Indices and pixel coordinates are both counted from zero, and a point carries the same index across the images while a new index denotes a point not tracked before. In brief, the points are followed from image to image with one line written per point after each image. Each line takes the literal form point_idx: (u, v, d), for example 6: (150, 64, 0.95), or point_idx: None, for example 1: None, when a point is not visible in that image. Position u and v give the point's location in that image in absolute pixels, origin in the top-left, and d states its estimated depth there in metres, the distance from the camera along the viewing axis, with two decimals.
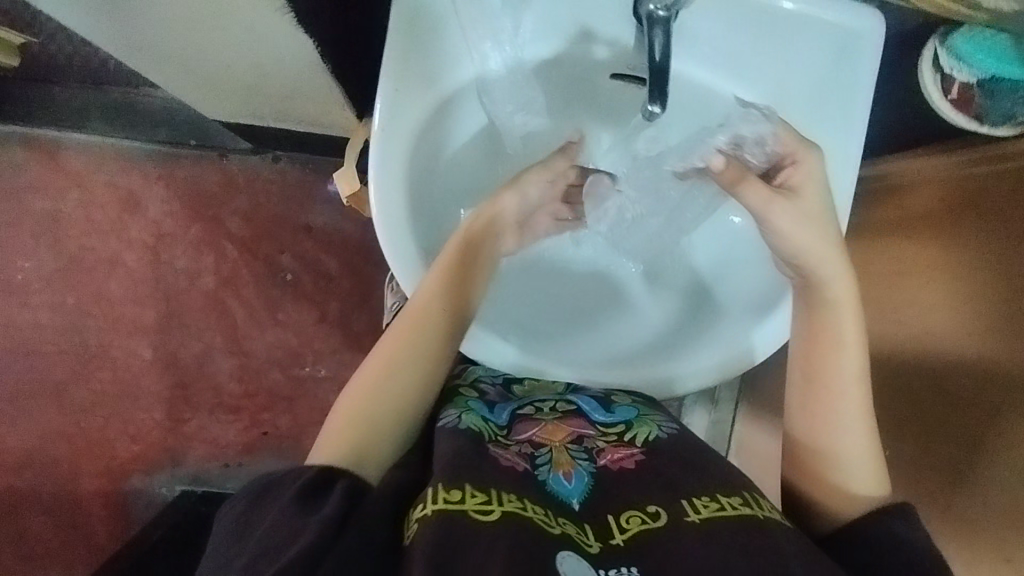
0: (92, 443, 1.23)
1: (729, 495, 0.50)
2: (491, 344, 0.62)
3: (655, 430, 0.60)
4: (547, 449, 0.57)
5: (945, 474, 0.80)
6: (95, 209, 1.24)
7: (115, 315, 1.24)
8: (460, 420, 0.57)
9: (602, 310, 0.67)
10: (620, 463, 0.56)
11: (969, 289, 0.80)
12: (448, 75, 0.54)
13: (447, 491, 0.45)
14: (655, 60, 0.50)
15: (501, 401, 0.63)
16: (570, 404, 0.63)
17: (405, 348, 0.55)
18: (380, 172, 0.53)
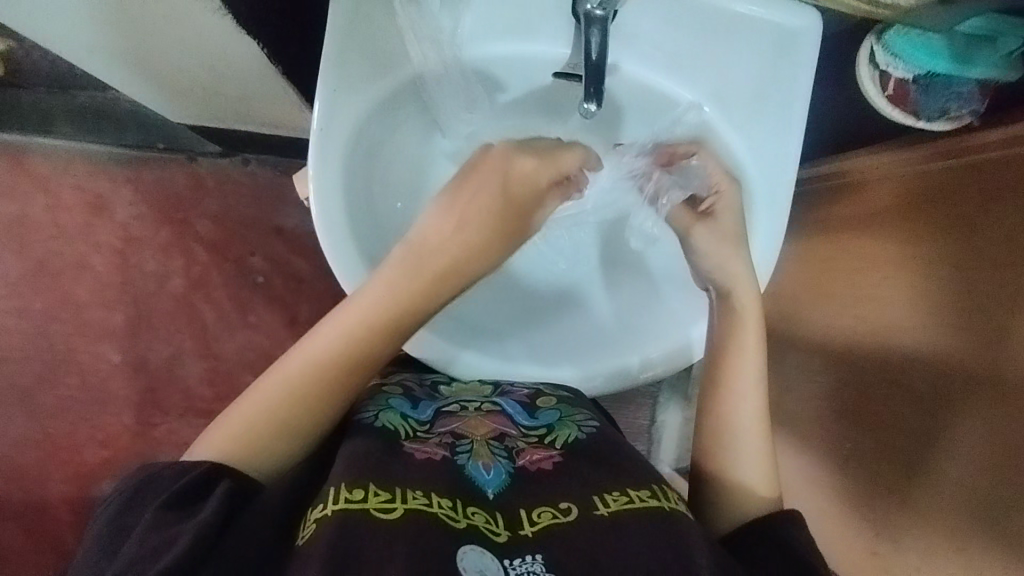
0: (61, 449, 1.22)
1: (638, 488, 0.53)
2: (438, 342, 0.63)
3: (575, 432, 0.61)
4: (468, 441, 0.58)
5: (902, 468, 0.81)
6: (62, 213, 1.23)
7: (82, 319, 1.23)
8: (376, 418, 0.58)
9: (554, 306, 0.68)
10: (538, 465, 0.56)
11: (926, 285, 0.81)
12: (390, 72, 0.55)
13: (349, 490, 0.46)
14: (592, 59, 0.51)
15: (426, 399, 0.64)
16: (495, 405, 0.64)
17: (337, 365, 0.54)
18: (317, 171, 0.54)
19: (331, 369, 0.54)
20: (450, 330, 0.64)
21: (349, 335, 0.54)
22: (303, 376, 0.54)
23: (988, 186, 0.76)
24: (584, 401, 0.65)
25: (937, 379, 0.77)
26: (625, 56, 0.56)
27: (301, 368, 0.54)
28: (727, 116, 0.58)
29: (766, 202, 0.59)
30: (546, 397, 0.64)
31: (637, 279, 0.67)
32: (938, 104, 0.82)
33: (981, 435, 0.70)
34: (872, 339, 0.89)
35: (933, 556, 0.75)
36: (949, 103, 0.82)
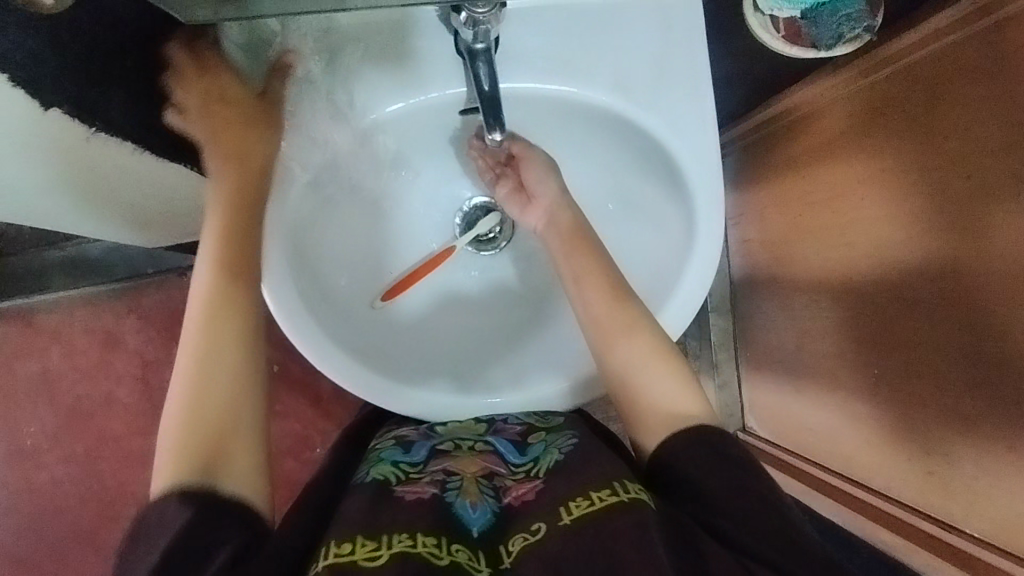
0: None
1: (600, 488, 0.54)
2: (426, 397, 0.67)
3: (557, 456, 0.62)
4: (458, 477, 0.60)
5: (930, 379, 0.79)
6: (80, 357, 1.28)
7: (123, 451, 1.28)
8: (368, 474, 0.60)
9: (522, 332, 0.72)
10: (522, 498, 0.58)
11: (902, 191, 0.80)
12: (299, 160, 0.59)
13: (338, 545, 0.48)
14: (485, 91, 0.53)
15: (421, 439, 0.66)
16: (488, 445, 0.65)
17: (212, 362, 0.53)
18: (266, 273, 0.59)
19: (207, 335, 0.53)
20: (436, 384, 0.68)
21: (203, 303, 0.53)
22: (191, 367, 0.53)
23: (936, 87, 0.75)
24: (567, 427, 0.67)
25: (938, 284, 0.76)
26: (515, 77, 0.58)
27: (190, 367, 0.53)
28: (633, 102, 0.59)
29: (692, 171, 0.61)
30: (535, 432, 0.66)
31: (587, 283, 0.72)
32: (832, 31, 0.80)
33: (991, 328, 0.69)
34: (862, 262, 0.88)
35: (987, 457, 0.73)
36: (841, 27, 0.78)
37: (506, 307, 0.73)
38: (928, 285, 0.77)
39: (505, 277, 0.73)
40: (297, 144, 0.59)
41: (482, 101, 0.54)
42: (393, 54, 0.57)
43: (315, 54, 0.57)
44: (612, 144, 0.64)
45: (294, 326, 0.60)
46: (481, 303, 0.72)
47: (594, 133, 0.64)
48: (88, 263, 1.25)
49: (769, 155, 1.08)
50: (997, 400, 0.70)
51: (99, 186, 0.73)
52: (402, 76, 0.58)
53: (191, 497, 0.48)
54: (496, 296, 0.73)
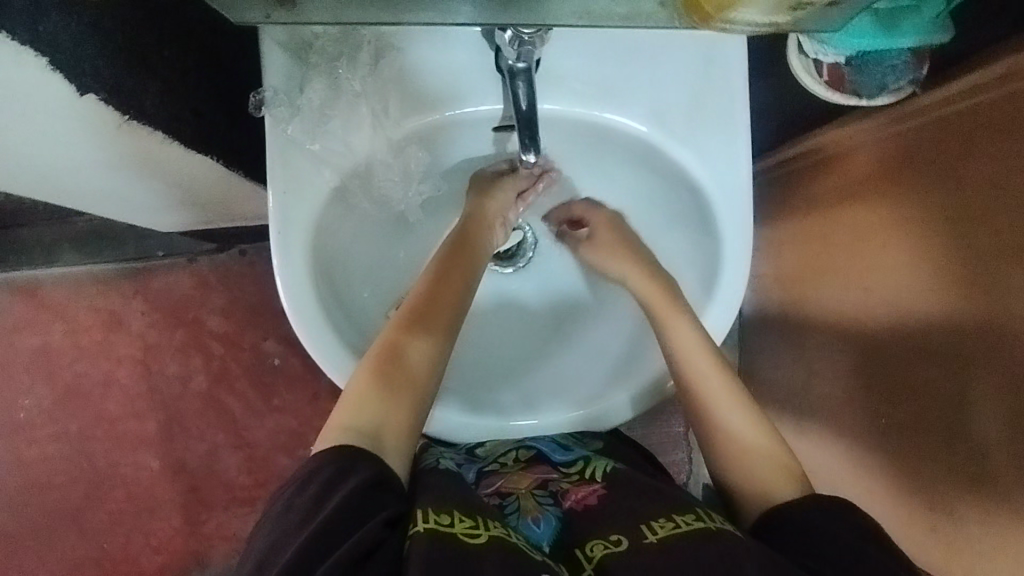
0: (118, 561, 1.26)
1: (683, 513, 0.52)
2: (439, 418, 0.66)
3: (612, 462, 0.64)
4: (514, 497, 0.61)
5: (944, 435, 0.77)
6: (82, 335, 1.28)
7: (117, 433, 1.27)
8: (438, 463, 0.60)
9: (538, 356, 0.71)
10: (583, 501, 0.58)
11: (928, 244, 0.78)
12: (331, 166, 0.56)
13: (437, 514, 0.48)
14: (522, 110, 0.53)
15: (467, 461, 0.66)
16: (531, 450, 0.67)
17: (379, 398, 0.55)
18: (285, 279, 0.56)
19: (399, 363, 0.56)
20: (448, 402, 0.67)
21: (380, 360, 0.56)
22: (366, 393, 0.55)
23: (961, 140, 0.73)
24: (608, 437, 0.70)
25: (957, 340, 0.74)
26: (551, 99, 0.57)
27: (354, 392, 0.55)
28: (669, 135, 0.59)
29: (726, 206, 0.60)
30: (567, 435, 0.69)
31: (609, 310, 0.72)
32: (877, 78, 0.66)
33: (1002, 390, 0.69)
34: (881, 310, 0.87)
35: (990, 520, 0.71)
36: (889, 78, 0.65)
37: (522, 330, 0.72)
38: (947, 340, 0.76)
39: (520, 298, 0.73)
40: (331, 147, 0.56)
41: (518, 119, 0.53)
42: (437, 68, 0.56)
43: (357, 59, 0.56)
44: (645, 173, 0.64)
45: (310, 337, 0.57)
46: (498, 321, 0.72)
47: (628, 161, 0.63)
48: (99, 242, 1.24)
49: (795, 190, 1.06)
50: (1004, 464, 0.69)
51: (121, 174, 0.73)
52: (443, 87, 0.56)
53: (354, 455, 0.50)
54: (515, 318, 0.72)
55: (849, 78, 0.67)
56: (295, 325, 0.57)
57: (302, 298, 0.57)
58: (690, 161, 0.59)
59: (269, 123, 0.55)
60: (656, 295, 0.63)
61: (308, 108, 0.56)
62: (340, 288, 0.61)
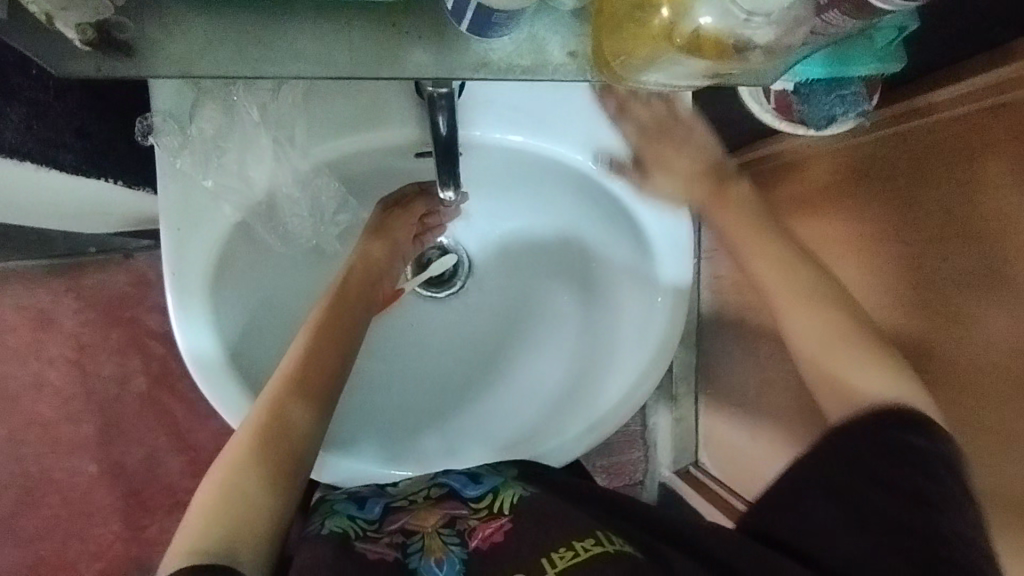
0: (54, 569, 1.21)
1: (582, 538, 0.55)
2: (346, 465, 0.64)
3: (520, 490, 0.62)
4: (419, 536, 0.59)
5: None
6: (8, 334, 1.20)
7: (50, 437, 1.21)
8: (323, 525, 0.57)
9: (467, 390, 0.70)
10: (491, 540, 0.58)
11: (883, 262, 0.73)
12: (228, 202, 0.52)
13: None
14: (442, 137, 0.49)
15: (373, 495, 0.64)
16: (443, 487, 0.65)
17: (233, 492, 0.48)
18: (182, 329, 0.52)
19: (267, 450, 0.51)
20: (364, 449, 0.66)
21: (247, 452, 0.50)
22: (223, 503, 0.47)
23: (905, 161, 0.70)
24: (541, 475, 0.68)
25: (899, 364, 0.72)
26: (485, 127, 0.56)
27: (207, 507, 0.48)
28: (608, 166, 0.58)
29: (666, 245, 0.60)
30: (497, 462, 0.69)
31: (546, 335, 0.70)
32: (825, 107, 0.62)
33: (963, 418, 0.64)
34: None
35: None
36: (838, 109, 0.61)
37: (449, 361, 0.70)
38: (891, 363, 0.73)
39: (454, 321, 0.71)
40: (227, 183, 0.52)
41: (439, 146, 0.50)
42: (347, 93, 0.51)
43: (255, 83, 0.52)
44: (582, 211, 0.64)
45: (215, 391, 0.54)
46: (426, 349, 0.70)
47: (566, 188, 0.63)
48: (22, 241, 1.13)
49: None
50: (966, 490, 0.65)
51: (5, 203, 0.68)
52: (354, 115, 0.52)
53: (211, 566, 0.42)
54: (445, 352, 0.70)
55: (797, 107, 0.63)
56: (197, 378, 0.54)
57: (202, 351, 0.53)
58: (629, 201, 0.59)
59: (159, 157, 0.51)
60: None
61: (199, 139, 0.51)
62: (252, 330, 0.58)
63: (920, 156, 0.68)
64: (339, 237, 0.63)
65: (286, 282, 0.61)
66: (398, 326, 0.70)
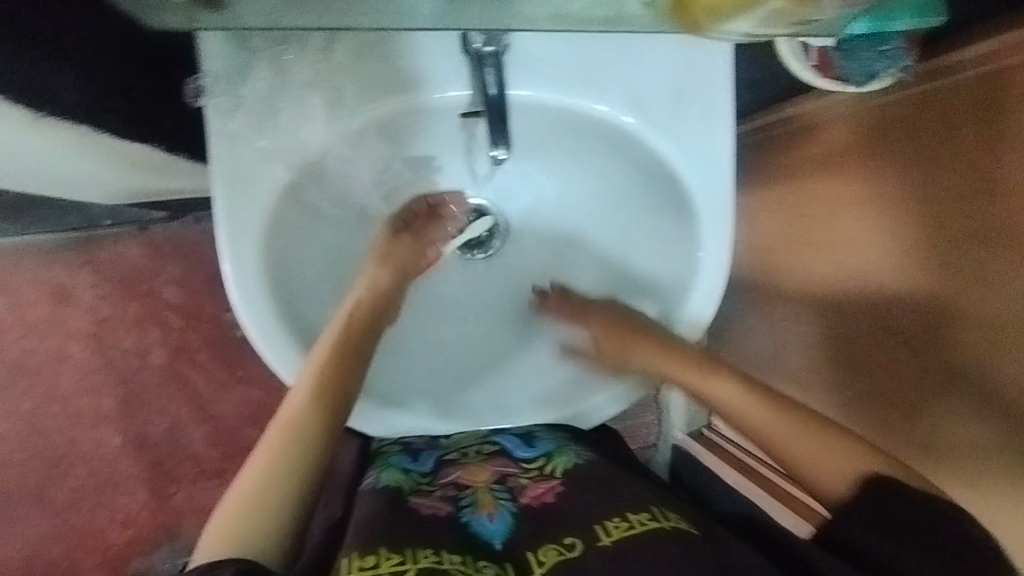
0: (85, 538, 1.23)
1: (638, 512, 0.59)
2: (392, 416, 0.65)
3: (573, 459, 0.68)
4: (470, 491, 0.66)
5: (904, 407, 0.77)
6: (26, 309, 1.22)
7: (74, 410, 1.23)
8: (380, 479, 0.65)
9: (505, 355, 0.69)
10: (541, 499, 0.65)
11: (906, 224, 0.73)
12: (278, 164, 0.54)
13: (361, 558, 0.52)
14: (490, 96, 0.51)
15: (427, 448, 0.72)
16: (495, 443, 0.71)
17: (274, 478, 0.55)
18: (240, 286, 0.56)
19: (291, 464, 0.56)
20: (414, 405, 0.66)
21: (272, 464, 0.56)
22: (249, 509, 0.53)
23: (930, 126, 0.70)
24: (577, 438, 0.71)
25: (921, 320, 0.73)
26: (530, 85, 0.56)
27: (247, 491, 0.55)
28: (652, 125, 0.58)
29: (708, 204, 0.60)
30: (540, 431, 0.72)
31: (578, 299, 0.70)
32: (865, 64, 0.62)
33: (983, 375, 0.66)
34: (852, 283, 0.82)
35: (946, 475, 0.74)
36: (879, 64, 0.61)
37: (480, 326, 0.69)
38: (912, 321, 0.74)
39: (476, 285, 0.70)
40: (281, 144, 0.54)
41: (489, 107, 0.52)
42: (394, 53, 0.53)
43: (307, 40, 0.52)
44: (614, 178, 0.64)
45: (274, 346, 0.59)
46: (458, 315, 0.70)
47: (603, 150, 0.62)
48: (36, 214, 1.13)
49: (766, 157, 0.97)
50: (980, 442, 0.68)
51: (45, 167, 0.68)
52: (404, 74, 0.54)
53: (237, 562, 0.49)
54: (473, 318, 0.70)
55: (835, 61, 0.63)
56: (255, 333, 0.58)
57: (258, 309, 0.57)
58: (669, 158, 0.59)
59: (211, 119, 0.53)
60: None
61: (254, 98, 0.53)
62: (302, 288, 0.61)
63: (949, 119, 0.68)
64: (383, 199, 0.64)
65: (331, 241, 0.63)
66: (426, 293, 0.70)
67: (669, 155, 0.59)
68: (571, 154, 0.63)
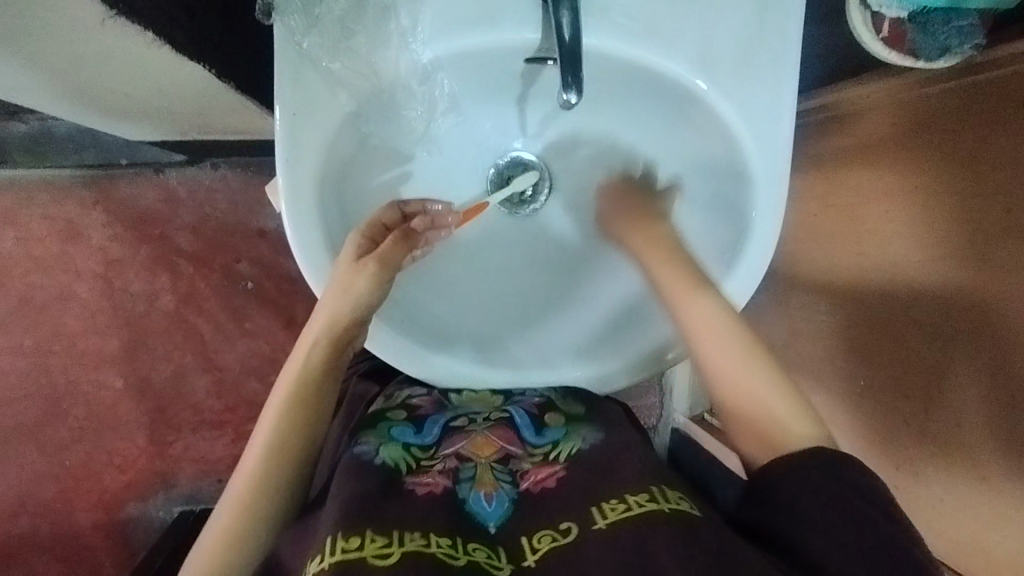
0: (80, 480, 1.21)
1: (636, 493, 0.55)
2: (430, 361, 0.63)
3: (579, 444, 0.64)
4: (473, 464, 0.61)
5: (915, 404, 0.69)
6: (35, 244, 1.20)
7: (77, 350, 1.21)
8: (378, 454, 0.59)
9: (535, 309, 0.68)
10: (543, 484, 0.60)
11: (931, 210, 0.67)
12: (344, 90, 0.55)
13: (346, 539, 0.48)
14: (566, 41, 0.50)
15: (434, 412, 0.65)
16: (505, 413, 0.66)
17: (261, 493, 0.56)
18: (292, 208, 0.55)
19: (252, 509, 0.55)
20: (457, 351, 0.65)
21: (235, 509, 0.55)
22: (213, 572, 0.53)
23: (968, 114, 0.64)
24: (589, 419, 0.66)
25: (938, 316, 0.65)
26: (599, 32, 0.56)
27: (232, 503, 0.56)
28: (715, 79, 0.58)
29: (762, 165, 0.59)
30: (554, 414, 0.66)
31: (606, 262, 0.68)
32: (940, 40, 0.67)
33: (994, 370, 0.59)
34: (873, 275, 0.75)
35: (958, 485, 0.65)
36: (953, 40, 0.66)
37: (502, 277, 0.68)
38: (933, 320, 0.66)
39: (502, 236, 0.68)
40: (350, 68, 0.56)
41: (562, 52, 0.51)
42: None
43: None
44: (667, 133, 0.63)
45: (318, 278, 0.57)
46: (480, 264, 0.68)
47: (660, 106, 0.62)
48: (53, 146, 1.13)
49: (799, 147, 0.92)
50: (988, 444, 0.60)
51: (97, 74, 0.67)
52: (478, 8, 0.54)
53: None
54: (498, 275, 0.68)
55: (910, 36, 0.69)
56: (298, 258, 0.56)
57: (308, 231, 0.56)
58: (725, 111, 0.58)
59: (278, 36, 0.53)
60: (673, 279, 0.59)
61: (327, 24, 0.55)
62: (354, 225, 0.61)
63: (991, 100, 0.62)
64: (442, 141, 0.63)
65: (380, 180, 0.62)
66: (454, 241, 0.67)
67: (727, 110, 0.58)
68: (625, 107, 0.63)
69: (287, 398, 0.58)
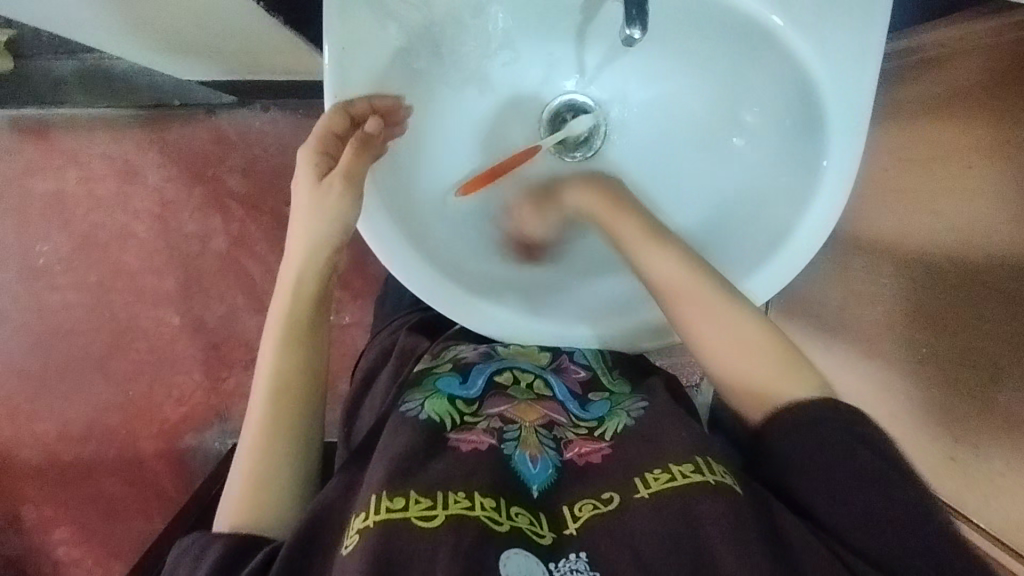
0: (141, 410, 1.27)
1: (681, 463, 0.53)
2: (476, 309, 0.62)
3: (625, 420, 0.62)
4: (516, 426, 0.60)
5: (980, 371, 0.65)
6: (96, 183, 1.24)
7: (137, 287, 1.26)
8: (422, 410, 0.60)
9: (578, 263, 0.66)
10: (587, 457, 0.58)
11: (1013, 166, 0.61)
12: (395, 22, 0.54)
13: (390, 499, 0.48)
14: None
15: (479, 365, 0.67)
16: (548, 386, 0.66)
17: (279, 427, 0.57)
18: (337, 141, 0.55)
19: (270, 447, 0.56)
20: (503, 301, 0.63)
21: (255, 451, 0.56)
22: (244, 518, 0.53)
23: None
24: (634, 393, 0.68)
25: (1017, 284, 0.60)
26: None
27: (253, 449, 0.56)
28: (791, 18, 0.54)
29: (838, 114, 0.55)
30: (596, 392, 0.67)
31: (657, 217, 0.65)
32: None
33: None
34: (947, 237, 0.69)
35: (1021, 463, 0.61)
36: None
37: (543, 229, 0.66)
38: (1006, 288, 0.61)
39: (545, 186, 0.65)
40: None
41: None
42: None
43: None
44: (734, 78, 0.59)
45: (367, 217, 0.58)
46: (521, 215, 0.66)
47: (727, 48, 0.58)
48: (112, 86, 1.13)
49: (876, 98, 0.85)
50: None
51: None
52: None
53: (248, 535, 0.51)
54: (533, 228, 0.65)
55: None
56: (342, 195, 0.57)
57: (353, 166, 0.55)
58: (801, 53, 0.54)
59: None
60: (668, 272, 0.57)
61: None
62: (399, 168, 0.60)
63: None
64: (497, 79, 0.60)
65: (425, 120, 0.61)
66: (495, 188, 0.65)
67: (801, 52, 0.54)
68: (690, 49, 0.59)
69: (278, 348, 0.58)
